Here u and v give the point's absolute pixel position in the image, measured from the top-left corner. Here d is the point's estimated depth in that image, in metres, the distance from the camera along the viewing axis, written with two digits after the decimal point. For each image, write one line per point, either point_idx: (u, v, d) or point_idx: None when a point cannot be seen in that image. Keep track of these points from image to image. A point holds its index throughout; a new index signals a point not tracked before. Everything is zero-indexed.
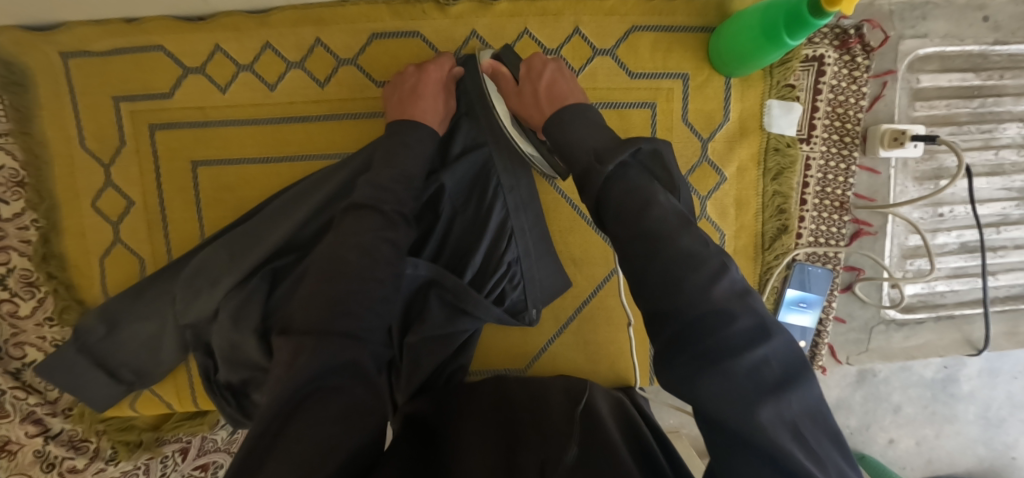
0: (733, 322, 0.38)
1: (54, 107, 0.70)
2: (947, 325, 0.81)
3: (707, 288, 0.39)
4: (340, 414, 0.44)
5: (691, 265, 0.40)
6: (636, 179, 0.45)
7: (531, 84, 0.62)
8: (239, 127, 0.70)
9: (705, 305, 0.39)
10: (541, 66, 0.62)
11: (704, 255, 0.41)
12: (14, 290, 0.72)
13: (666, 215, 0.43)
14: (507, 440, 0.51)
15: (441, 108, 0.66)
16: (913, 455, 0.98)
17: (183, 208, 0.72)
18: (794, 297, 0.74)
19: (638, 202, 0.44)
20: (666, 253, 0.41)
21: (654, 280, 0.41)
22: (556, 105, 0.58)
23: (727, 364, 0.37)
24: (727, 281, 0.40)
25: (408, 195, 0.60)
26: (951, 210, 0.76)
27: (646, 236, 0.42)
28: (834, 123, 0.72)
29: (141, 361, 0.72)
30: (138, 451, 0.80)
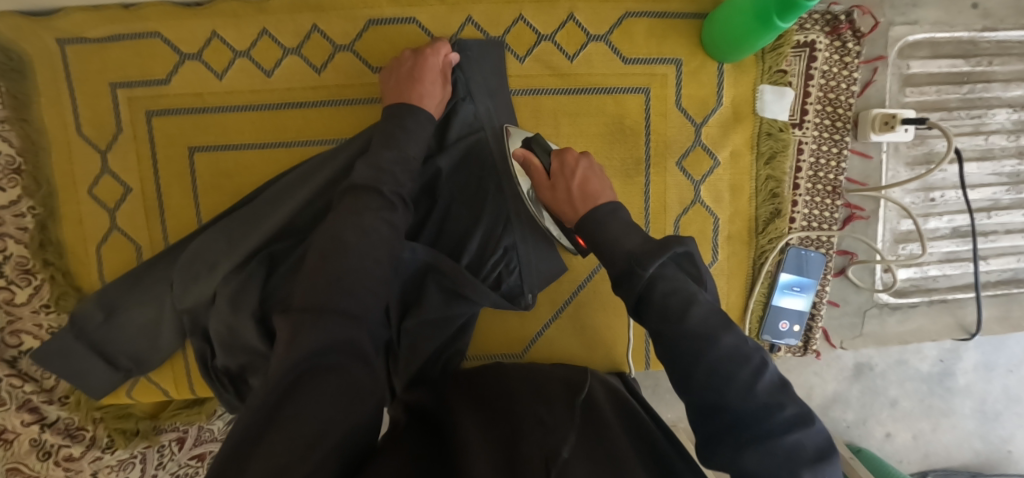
0: (775, 411, 0.42)
1: (51, 93, 0.70)
2: (939, 310, 0.81)
3: (753, 381, 0.43)
4: (338, 390, 0.44)
5: (736, 362, 0.44)
6: (675, 279, 0.48)
7: (563, 180, 0.61)
8: (237, 113, 0.70)
9: (754, 399, 0.42)
10: (575, 163, 0.62)
11: (747, 352, 0.44)
12: (11, 278, 0.72)
13: (707, 315, 0.46)
14: (506, 425, 0.51)
15: (439, 94, 0.66)
16: (909, 448, 0.99)
17: (180, 194, 0.72)
18: (788, 281, 0.75)
19: (680, 302, 0.46)
20: (710, 354, 0.44)
21: (700, 378, 0.44)
22: (589, 205, 0.59)
23: (768, 443, 0.41)
24: (768, 379, 0.44)
25: (406, 177, 0.61)
26: (942, 194, 0.78)
27: (689, 336, 0.45)
28: (826, 108, 0.73)
29: (139, 347, 0.72)
30: (135, 439, 0.80)
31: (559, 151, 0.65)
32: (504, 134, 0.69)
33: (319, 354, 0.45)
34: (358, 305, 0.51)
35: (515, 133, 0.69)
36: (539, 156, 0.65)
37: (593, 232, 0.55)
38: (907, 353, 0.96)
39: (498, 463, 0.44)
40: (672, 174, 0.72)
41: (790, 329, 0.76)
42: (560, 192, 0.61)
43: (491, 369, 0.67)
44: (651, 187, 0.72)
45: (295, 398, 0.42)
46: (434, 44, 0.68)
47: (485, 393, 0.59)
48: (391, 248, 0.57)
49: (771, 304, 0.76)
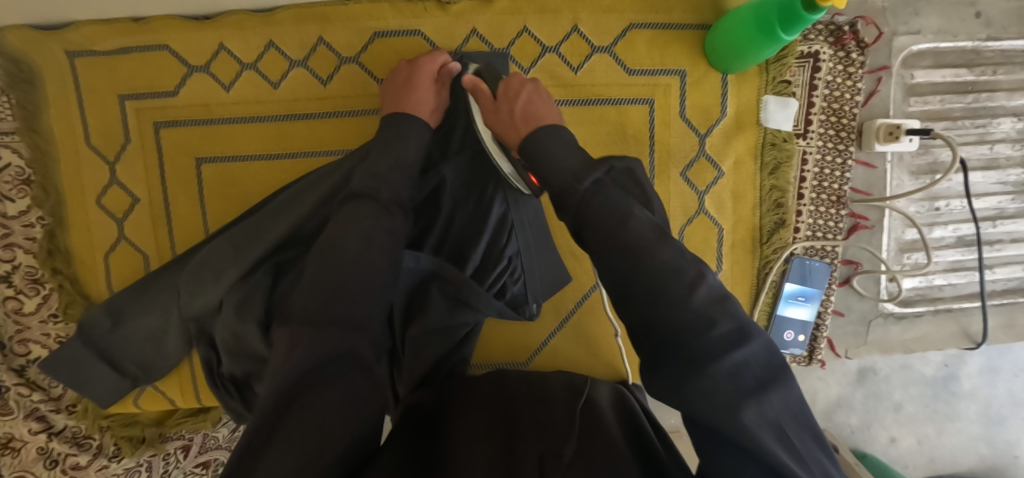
0: (712, 327, 0.38)
1: (61, 105, 0.71)
2: (945, 319, 0.81)
3: (687, 296, 0.39)
4: (339, 403, 0.44)
5: (671, 275, 0.40)
6: (611, 196, 0.45)
7: (507, 103, 0.61)
8: (244, 124, 0.71)
9: (687, 313, 0.38)
10: (519, 85, 0.61)
11: (681, 267, 0.40)
12: (20, 287, 0.73)
13: (643, 228, 0.42)
14: (502, 429, 0.51)
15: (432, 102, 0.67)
16: (914, 454, 0.98)
17: (187, 204, 0.73)
18: (793, 291, 0.75)
19: (616, 217, 0.43)
20: (644, 266, 0.41)
21: (636, 292, 0.41)
22: (527, 122, 0.58)
23: (705, 364, 0.37)
24: (706, 289, 0.39)
25: (404, 184, 0.61)
26: (947, 203, 0.78)
27: (624, 249, 0.42)
28: (830, 119, 0.73)
29: (146, 355, 0.73)
30: (141, 447, 0.81)
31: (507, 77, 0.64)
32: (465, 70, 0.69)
33: (319, 366, 0.45)
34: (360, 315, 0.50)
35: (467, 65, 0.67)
36: (487, 82, 0.65)
37: (535, 156, 0.53)
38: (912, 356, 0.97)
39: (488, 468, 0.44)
40: (675, 182, 0.73)
41: (795, 339, 0.76)
42: (503, 110, 0.61)
43: (496, 373, 0.67)
44: None
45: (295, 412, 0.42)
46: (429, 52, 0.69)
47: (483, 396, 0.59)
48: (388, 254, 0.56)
49: (776, 314, 0.76)
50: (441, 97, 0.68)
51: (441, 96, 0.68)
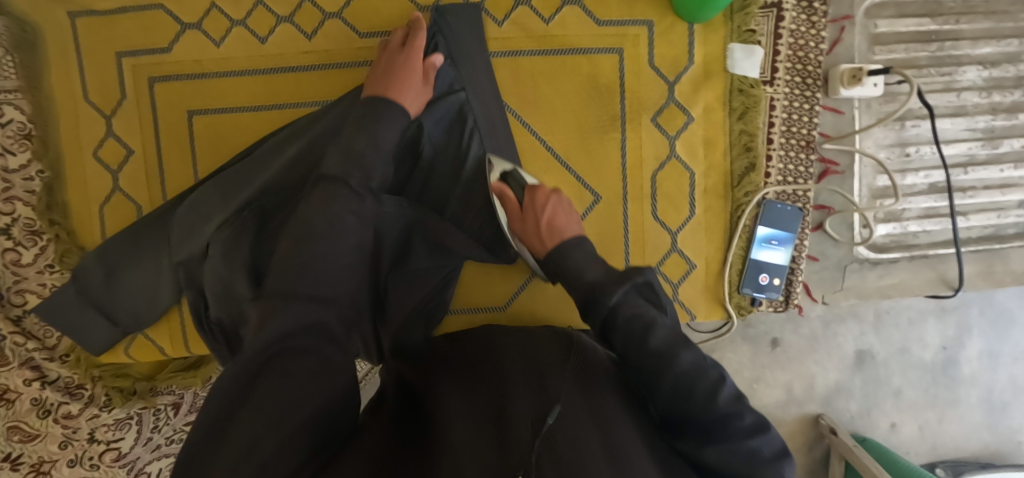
0: (737, 420, 0.45)
1: (61, 63, 0.74)
2: (921, 265, 0.82)
3: (714, 393, 0.46)
4: (313, 369, 0.45)
5: (697, 376, 0.47)
6: (636, 304, 0.52)
7: (535, 214, 0.68)
8: (236, 78, 0.74)
9: (715, 410, 0.45)
10: (544, 199, 0.68)
11: (696, 379, 0.47)
12: (19, 238, 0.77)
13: (667, 336, 0.49)
14: (488, 389, 0.50)
15: (414, 90, 0.68)
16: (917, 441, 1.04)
17: (179, 156, 0.75)
18: (765, 234, 0.76)
19: (640, 325, 0.50)
20: (672, 369, 0.47)
21: (665, 390, 0.47)
22: (555, 239, 0.65)
23: (731, 446, 0.45)
24: (729, 388, 0.47)
25: (376, 165, 0.62)
26: (918, 150, 0.79)
27: (653, 355, 0.48)
28: (796, 66, 0.75)
29: (137, 304, 0.75)
30: (132, 399, 0.83)
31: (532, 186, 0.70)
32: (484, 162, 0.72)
33: (294, 348, 0.46)
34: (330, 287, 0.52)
35: (496, 165, 0.71)
36: (513, 189, 0.70)
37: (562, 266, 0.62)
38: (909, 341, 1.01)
39: (474, 437, 0.42)
40: (646, 130, 0.75)
41: (770, 283, 0.77)
42: (533, 224, 0.67)
43: (485, 333, 0.66)
44: (627, 143, 0.75)
45: (265, 378, 0.43)
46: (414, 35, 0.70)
47: (465, 362, 0.58)
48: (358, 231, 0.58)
49: (749, 258, 0.77)
50: (425, 92, 0.69)
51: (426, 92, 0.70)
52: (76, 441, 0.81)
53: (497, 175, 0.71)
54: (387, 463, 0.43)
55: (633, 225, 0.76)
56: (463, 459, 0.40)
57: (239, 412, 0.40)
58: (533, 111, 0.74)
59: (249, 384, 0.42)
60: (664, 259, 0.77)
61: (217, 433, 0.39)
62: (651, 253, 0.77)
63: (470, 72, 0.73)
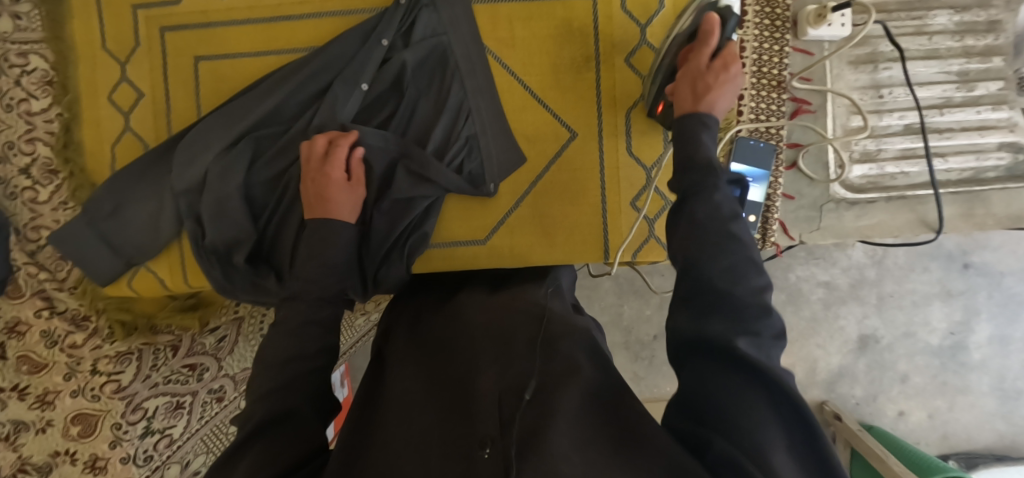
0: (765, 318, 0.46)
1: (83, 14, 0.81)
2: (899, 205, 0.82)
3: (751, 289, 0.47)
4: (290, 434, 0.50)
5: (750, 267, 0.47)
6: (727, 198, 0.51)
7: (714, 73, 0.61)
8: (237, 26, 0.80)
9: (749, 300, 0.46)
10: (733, 70, 0.61)
11: (745, 271, 0.47)
12: (37, 178, 0.84)
13: (741, 229, 0.49)
14: (451, 377, 0.54)
15: (348, 199, 0.71)
16: (922, 423, 1.27)
17: (184, 97, 0.81)
18: (739, 171, 0.78)
19: (726, 212, 0.50)
20: (734, 253, 0.48)
21: (718, 274, 0.47)
22: (714, 101, 0.59)
23: (753, 336, 0.45)
24: (763, 285, 0.47)
25: (336, 284, 0.64)
26: (890, 91, 0.81)
27: (727, 236, 0.48)
28: (765, 9, 0.78)
29: (142, 237, 0.81)
30: (132, 335, 0.89)
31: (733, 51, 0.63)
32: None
33: (285, 416, 0.51)
34: (292, 349, 0.57)
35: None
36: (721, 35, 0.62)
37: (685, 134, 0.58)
38: (915, 328, 1.26)
39: (438, 426, 0.47)
40: (620, 70, 0.78)
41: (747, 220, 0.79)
42: (710, 71, 0.61)
43: (455, 305, 0.69)
44: (601, 82, 0.78)
45: (253, 442, 0.49)
46: (334, 146, 0.71)
47: (430, 345, 0.61)
48: (322, 289, 0.63)
49: None
50: (359, 190, 0.72)
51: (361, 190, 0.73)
52: (79, 373, 0.86)
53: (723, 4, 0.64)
54: (371, 443, 0.49)
55: (608, 161, 0.79)
56: (428, 449, 0.44)
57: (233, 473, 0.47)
58: (511, 54, 0.78)
59: (240, 452, 0.49)
60: (641, 194, 0.80)
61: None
62: (627, 188, 0.80)
63: (448, 12, 0.76)
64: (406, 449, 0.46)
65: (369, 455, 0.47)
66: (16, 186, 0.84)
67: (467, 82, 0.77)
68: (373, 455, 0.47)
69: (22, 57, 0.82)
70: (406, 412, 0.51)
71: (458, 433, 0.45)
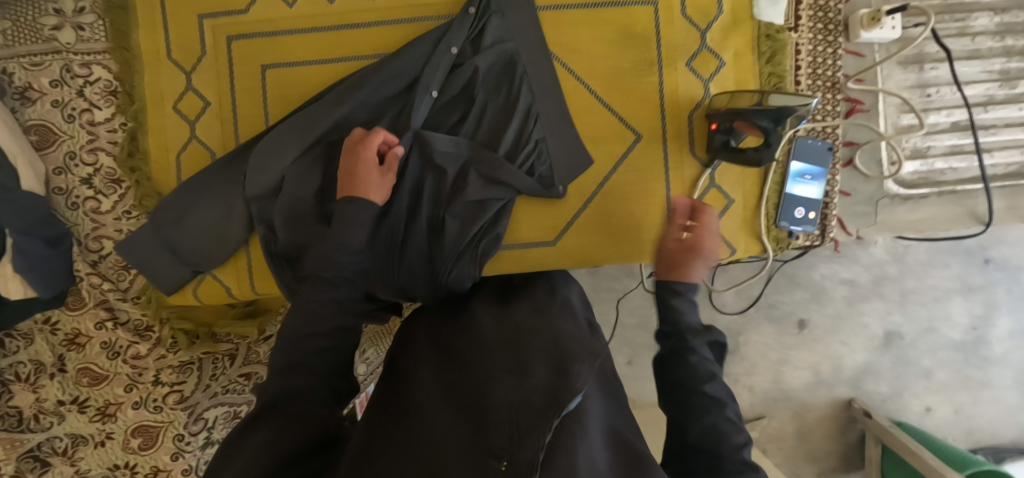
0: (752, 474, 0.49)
1: (148, 24, 0.81)
2: (949, 200, 0.86)
3: (734, 449, 0.50)
4: (299, 417, 0.49)
5: (731, 428, 0.51)
6: (704, 358, 0.55)
7: (685, 249, 0.62)
8: (306, 35, 0.81)
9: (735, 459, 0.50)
10: (703, 246, 0.62)
11: (726, 430, 0.51)
12: (101, 188, 0.84)
13: (718, 389, 0.54)
14: (464, 379, 0.52)
15: (372, 180, 0.70)
16: (950, 421, 1.22)
17: (251, 105, 0.81)
18: (799, 169, 0.81)
19: (705, 373, 0.54)
20: (713, 415, 0.52)
21: (699, 431, 0.51)
22: (689, 277, 0.60)
23: None
24: (743, 443, 0.51)
25: (348, 261, 0.63)
26: (937, 90, 0.84)
27: (705, 399, 0.53)
28: (818, 14, 0.82)
29: (206, 244, 0.80)
30: (195, 344, 0.87)
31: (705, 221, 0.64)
32: (760, 99, 0.71)
33: (297, 396, 0.51)
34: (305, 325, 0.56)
35: (778, 111, 0.69)
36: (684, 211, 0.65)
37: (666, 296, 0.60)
38: (936, 322, 1.19)
39: (451, 431, 0.45)
40: (682, 74, 0.80)
41: (806, 217, 0.82)
42: (683, 249, 0.62)
43: (466, 314, 0.67)
44: (663, 86, 0.80)
45: (262, 421, 0.49)
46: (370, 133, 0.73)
47: (445, 350, 0.60)
48: (338, 268, 0.62)
49: (785, 192, 0.82)
50: (388, 181, 0.72)
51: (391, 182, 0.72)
52: (141, 385, 0.86)
53: (766, 120, 0.69)
54: (380, 451, 0.48)
55: (672, 163, 0.81)
56: (441, 456, 0.43)
57: (241, 449, 0.47)
58: (576, 58, 0.80)
59: (249, 429, 0.48)
60: (704, 194, 0.81)
61: (231, 454, 0.47)
62: (690, 188, 0.81)
63: (515, 20, 0.78)
64: (421, 457, 0.44)
65: (383, 458, 0.46)
66: (78, 196, 0.84)
67: (533, 88, 0.78)
68: (385, 460, 0.46)
69: (85, 68, 0.83)
70: (419, 424, 0.49)
71: (470, 441, 0.43)
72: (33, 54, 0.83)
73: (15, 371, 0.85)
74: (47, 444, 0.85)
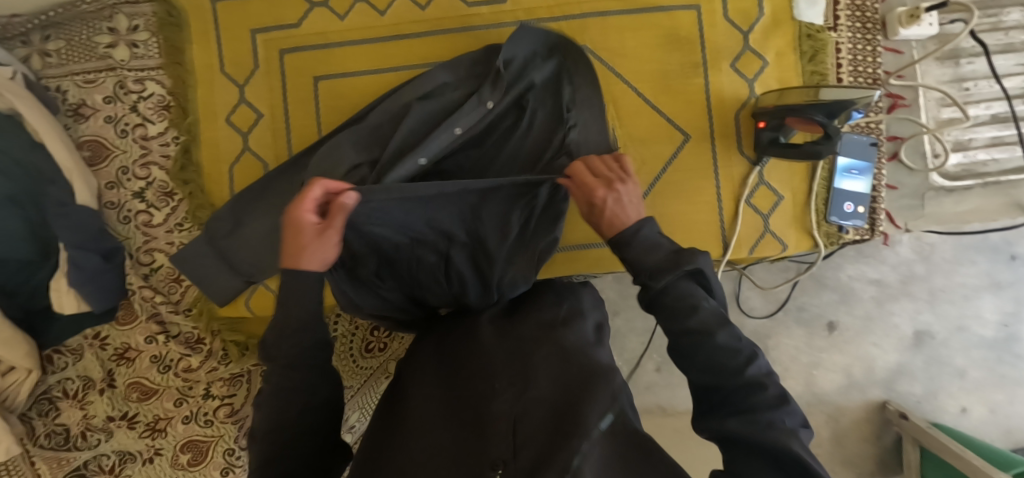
0: (761, 388, 0.44)
1: (201, 39, 0.83)
2: (994, 191, 0.95)
3: (739, 368, 0.46)
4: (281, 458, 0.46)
5: (728, 352, 0.46)
6: (688, 289, 0.50)
7: (599, 208, 0.58)
8: (357, 46, 0.82)
9: (739, 377, 0.45)
10: (605, 192, 0.57)
11: (724, 356, 0.46)
12: (153, 201, 0.85)
13: (709, 316, 0.48)
14: (462, 391, 0.48)
15: (305, 245, 0.48)
16: (989, 424, 1.03)
17: (303, 115, 0.83)
18: (846, 165, 0.82)
19: (684, 306, 0.49)
20: (706, 346, 0.47)
21: (699, 362, 0.47)
22: (625, 222, 0.56)
23: (750, 413, 0.43)
24: (751, 359, 0.46)
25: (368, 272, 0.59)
26: (976, 84, 0.89)
27: (688, 333, 0.48)
28: (856, 14, 0.84)
29: (257, 258, 0.79)
30: (245, 356, 0.86)
31: (597, 170, 0.60)
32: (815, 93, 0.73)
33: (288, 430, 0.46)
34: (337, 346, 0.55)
35: (839, 105, 0.70)
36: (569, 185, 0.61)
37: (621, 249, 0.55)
38: (967, 321, 1.01)
39: (449, 438, 0.44)
40: (727, 74, 0.82)
41: (856, 212, 0.83)
42: (597, 210, 0.58)
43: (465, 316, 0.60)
44: (709, 86, 0.82)
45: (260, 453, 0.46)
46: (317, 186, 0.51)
47: (447, 350, 0.55)
48: None
49: (834, 187, 0.82)
50: (330, 238, 0.48)
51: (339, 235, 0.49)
52: (190, 398, 0.85)
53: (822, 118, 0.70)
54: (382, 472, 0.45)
55: (721, 162, 0.82)
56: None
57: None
58: (621, 61, 0.82)
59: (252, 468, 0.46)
60: (754, 191, 0.82)
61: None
62: (740, 186, 0.82)
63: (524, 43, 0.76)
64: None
65: None
66: (130, 210, 0.85)
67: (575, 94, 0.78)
68: None
69: (138, 84, 0.84)
70: (417, 439, 0.46)
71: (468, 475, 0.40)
72: (87, 72, 0.84)
73: (63, 388, 0.85)
74: (95, 462, 0.83)
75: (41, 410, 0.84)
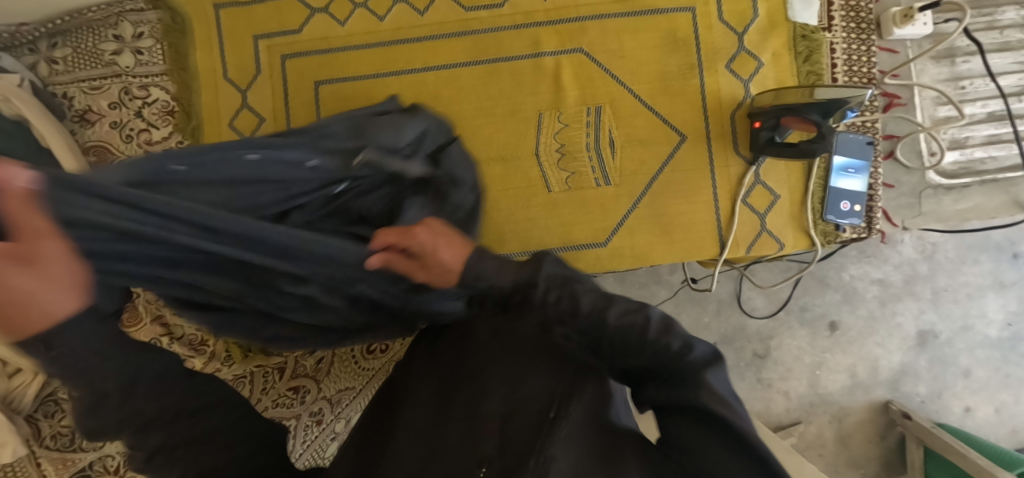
0: (672, 351, 0.35)
1: (205, 45, 0.85)
2: (992, 188, 0.95)
3: (646, 338, 0.36)
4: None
5: (629, 332, 0.36)
6: (558, 294, 0.38)
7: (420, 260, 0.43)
8: (358, 51, 0.84)
9: (648, 349, 0.36)
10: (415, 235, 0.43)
11: (629, 336, 0.36)
12: None
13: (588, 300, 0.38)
14: (457, 381, 0.47)
15: (35, 288, 0.28)
16: (994, 424, 1.02)
17: (305, 118, 0.84)
18: (842, 163, 0.83)
19: (560, 309, 0.38)
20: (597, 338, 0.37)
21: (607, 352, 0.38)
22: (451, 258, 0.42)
23: (669, 382, 0.36)
24: (654, 324, 0.37)
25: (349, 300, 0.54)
26: (971, 83, 0.90)
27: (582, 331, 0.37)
28: (850, 14, 0.84)
29: None
30: (249, 357, 0.87)
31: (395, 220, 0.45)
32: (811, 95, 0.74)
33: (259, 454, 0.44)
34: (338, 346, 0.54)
35: (835, 104, 0.69)
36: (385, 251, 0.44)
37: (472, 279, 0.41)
38: (972, 320, 1.01)
39: (441, 432, 0.43)
40: (723, 75, 0.83)
41: (852, 210, 0.83)
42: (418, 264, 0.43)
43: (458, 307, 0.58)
44: (705, 87, 0.83)
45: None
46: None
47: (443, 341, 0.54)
48: None
49: (831, 186, 0.83)
50: (58, 250, 0.30)
51: (70, 241, 0.31)
52: None
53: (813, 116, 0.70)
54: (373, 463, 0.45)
55: (717, 162, 0.83)
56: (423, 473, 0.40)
57: None
58: (618, 63, 0.83)
59: None
60: (750, 191, 0.83)
61: None
62: (736, 185, 0.82)
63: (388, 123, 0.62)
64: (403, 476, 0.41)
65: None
66: None
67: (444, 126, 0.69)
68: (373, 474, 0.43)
69: (143, 90, 0.85)
70: (410, 431, 0.45)
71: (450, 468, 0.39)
72: (93, 78, 0.85)
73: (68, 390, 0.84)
74: (99, 463, 0.84)
75: (46, 411, 0.84)
